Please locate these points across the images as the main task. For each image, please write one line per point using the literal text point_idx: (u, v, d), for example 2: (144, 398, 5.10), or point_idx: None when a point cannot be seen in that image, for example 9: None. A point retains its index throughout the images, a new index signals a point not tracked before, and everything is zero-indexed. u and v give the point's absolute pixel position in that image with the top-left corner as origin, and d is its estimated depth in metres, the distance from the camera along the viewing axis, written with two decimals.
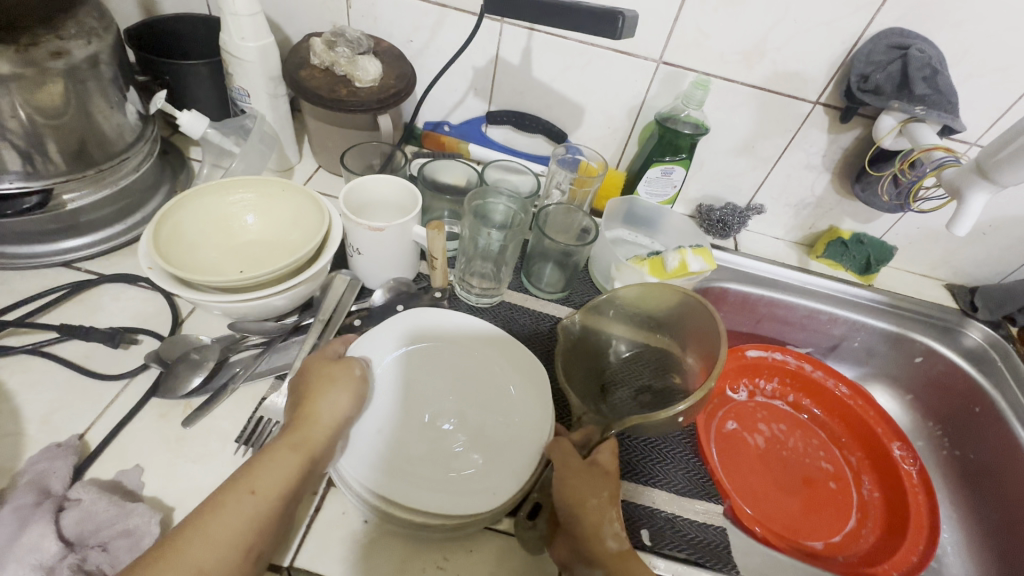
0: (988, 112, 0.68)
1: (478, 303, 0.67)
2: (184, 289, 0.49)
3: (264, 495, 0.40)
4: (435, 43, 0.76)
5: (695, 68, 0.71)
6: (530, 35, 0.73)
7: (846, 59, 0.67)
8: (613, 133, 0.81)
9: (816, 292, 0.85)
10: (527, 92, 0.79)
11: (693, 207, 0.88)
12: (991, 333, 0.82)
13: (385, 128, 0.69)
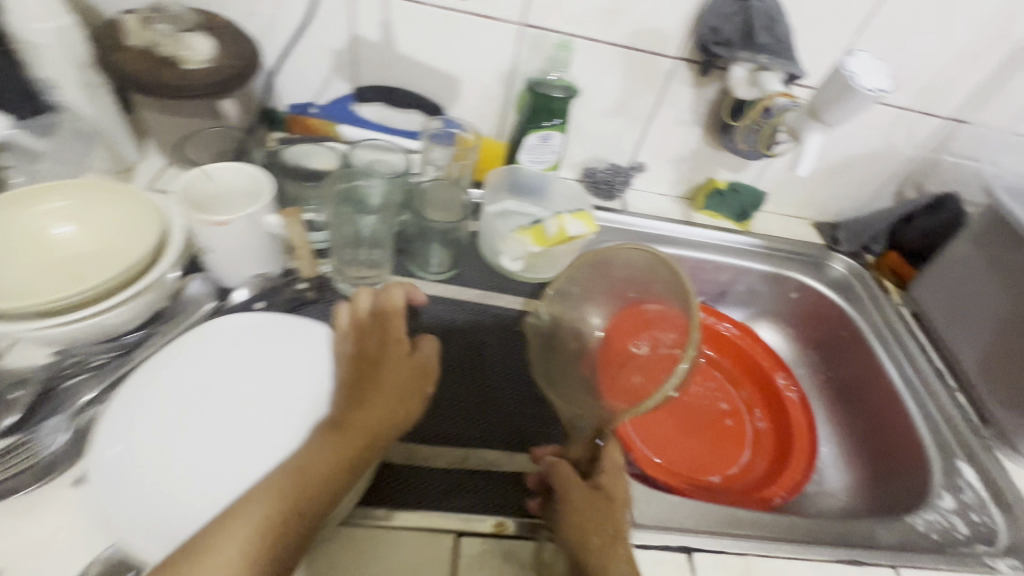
0: (827, 57, 0.72)
1: (358, 293, 0.63)
2: None
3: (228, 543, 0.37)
4: (281, 16, 0.69)
5: (558, 29, 0.70)
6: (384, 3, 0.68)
7: (698, 13, 0.68)
8: (489, 102, 0.79)
9: (701, 243, 0.89)
10: (393, 66, 0.74)
11: (580, 171, 0.87)
12: (851, 263, 0.90)
13: (231, 114, 0.62)
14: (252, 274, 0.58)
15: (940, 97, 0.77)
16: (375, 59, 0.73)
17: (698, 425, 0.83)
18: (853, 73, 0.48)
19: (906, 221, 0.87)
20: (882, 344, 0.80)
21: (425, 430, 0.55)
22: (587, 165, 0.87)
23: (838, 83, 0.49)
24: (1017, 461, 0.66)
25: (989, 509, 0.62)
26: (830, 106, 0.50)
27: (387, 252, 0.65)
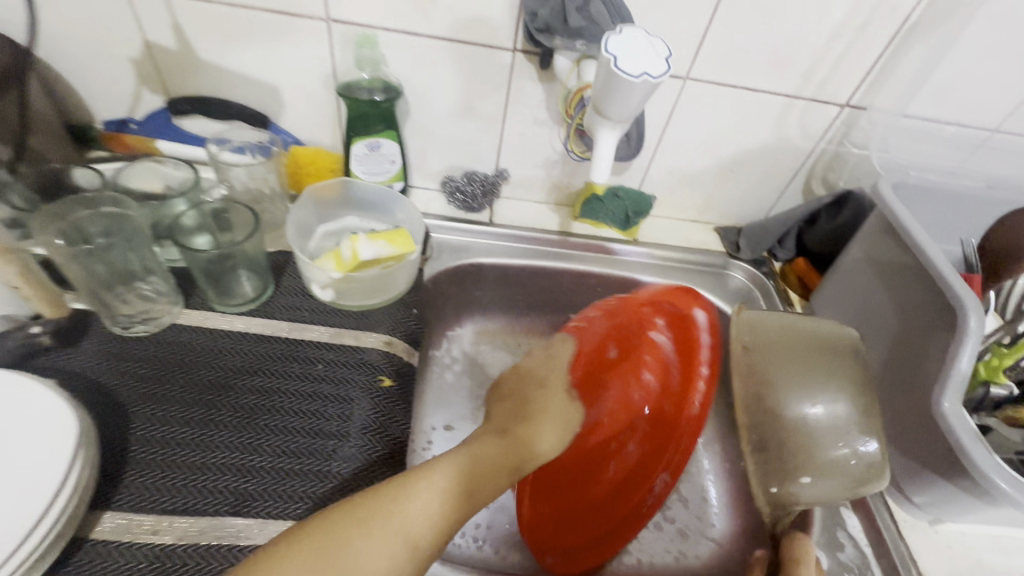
0: (686, 42, 0.63)
1: (128, 332, 0.55)
2: None
3: (432, 521, 0.35)
4: (58, 23, 0.62)
5: (369, 24, 0.62)
6: (169, 4, 0.60)
7: None
8: (320, 110, 0.70)
9: (581, 256, 0.79)
10: (201, 73, 0.67)
11: (440, 180, 0.79)
12: (751, 271, 0.80)
13: None
14: None
15: (830, 81, 0.67)
16: (179, 66, 0.66)
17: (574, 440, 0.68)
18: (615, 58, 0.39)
19: (810, 223, 0.77)
20: None
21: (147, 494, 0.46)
22: (448, 174, 0.78)
23: (603, 70, 0.40)
24: (908, 511, 0.56)
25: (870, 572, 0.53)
26: (607, 99, 0.41)
27: (168, 282, 0.59)
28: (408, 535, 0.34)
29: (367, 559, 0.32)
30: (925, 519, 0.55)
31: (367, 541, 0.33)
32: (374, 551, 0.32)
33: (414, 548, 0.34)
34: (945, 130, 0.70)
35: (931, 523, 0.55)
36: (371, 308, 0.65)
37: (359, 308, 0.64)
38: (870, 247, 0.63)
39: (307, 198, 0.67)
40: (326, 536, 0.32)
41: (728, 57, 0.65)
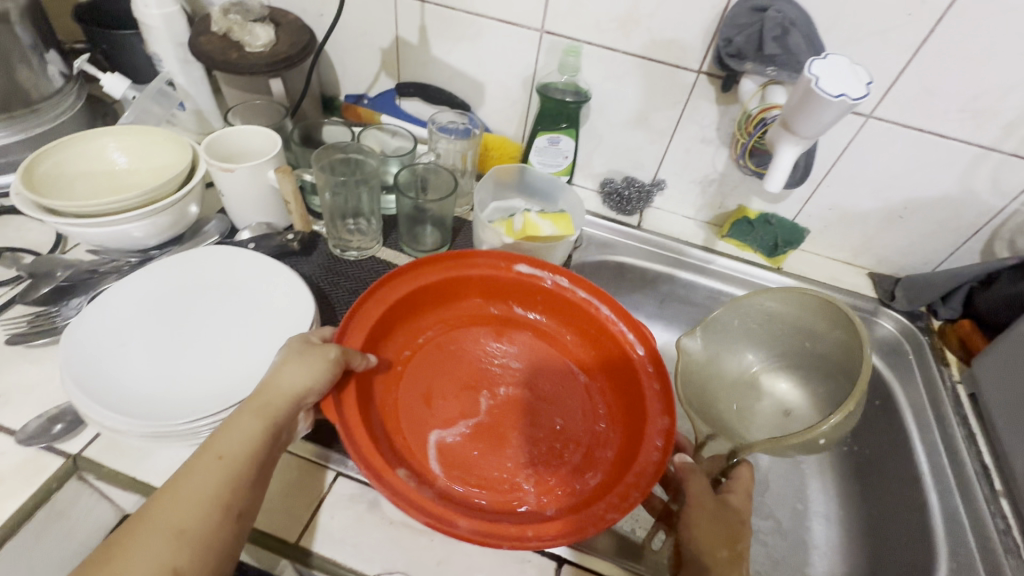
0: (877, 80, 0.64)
1: (344, 255, 0.70)
2: (37, 212, 0.56)
3: (240, 453, 0.43)
4: (340, 17, 0.80)
5: (576, 37, 0.72)
6: (423, 8, 0.76)
7: (719, 24, 0.65)
8: (513, 105, 0.82)
9: (719, 273, 0.82)
10: (429, 65, 0.82)
11: (600, 182, 0.87)
12: (902, 322, 0.77)
13: (278, 91, 0.75)
14: (256, 219, 0.68)
15: None
16: (415, 57, 0.82)
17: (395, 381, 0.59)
18: (816, 78, 0.43)
19: (985, 284, 0.72)
20: (918, 424, 0.67)
21: None
22: (608, 177, 0.86)
23: (802, 89, 0.44)
24: None
25: None
26: (798, 115, 0.46)
27: (378, 224, 0.72)
28: (226, 466, 0.42)
29: (189, 485, 0.41)
30: None
31: (195, 473, 0.42)
32: (194, 479, 0.41)
33: (235, 470, 0.43)
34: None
35: None
36: None
37: None
38: None
39: (490, 176, 0.79)
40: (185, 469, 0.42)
41: (921, 99, 0.65)
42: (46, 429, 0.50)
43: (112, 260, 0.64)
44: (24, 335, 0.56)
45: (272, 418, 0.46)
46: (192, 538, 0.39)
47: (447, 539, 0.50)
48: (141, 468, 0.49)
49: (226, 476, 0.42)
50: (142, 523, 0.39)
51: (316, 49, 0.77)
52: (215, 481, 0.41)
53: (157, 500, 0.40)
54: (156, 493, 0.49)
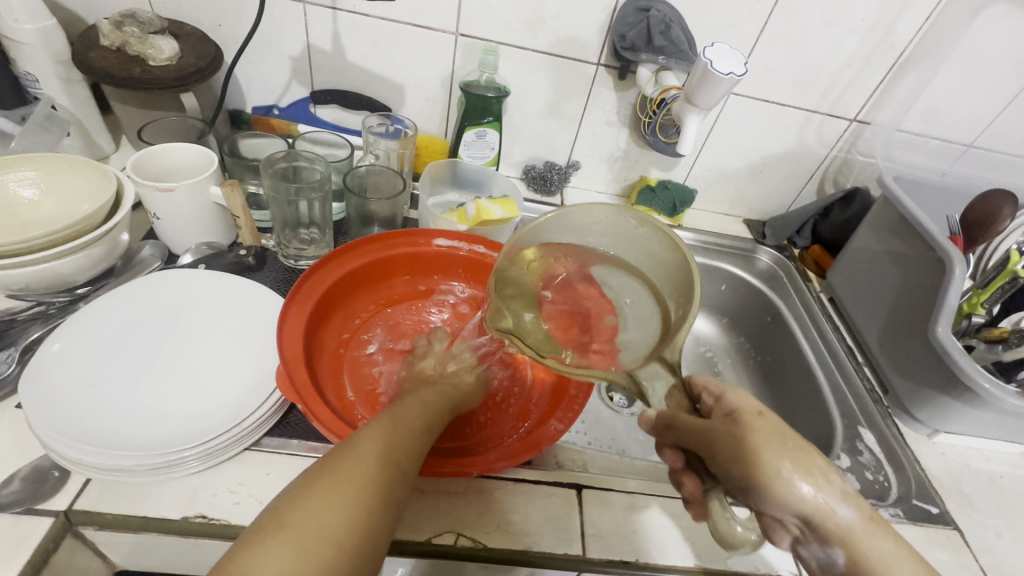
0: (981, 119, 0.86)
1: (383, 221, 0.76)
2: (309, 157, 0.70)
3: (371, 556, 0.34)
4: (761, 114, 0.88)
5: (760, 96, 0.85)
6: (765, 25, 0.77)
7: (761, 156, 0.93)
8: (618, 143, 0.92)
9: (723, 251, 0.97)
10: (722, 118, 0.88)
11: (741, 165, 0.95)
12: (698, 178, 0.97)
13: (631, 143, 0.91)
14: (485, 180, 0.86)
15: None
16: (331, 64, 0.83)
17: (344, 342, 0.63)
18: (700, 143, 0.91)
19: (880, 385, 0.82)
20: None
21: None
22: (723, 172, 0.96)
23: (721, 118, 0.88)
24: (913, 428, 0.70)
25: (884, 470, 0.66)
26: (730, 127, 0.89)
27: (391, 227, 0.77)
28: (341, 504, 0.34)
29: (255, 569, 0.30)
30: (925, 433, 0.69)
31: (325, 511, 0.33)
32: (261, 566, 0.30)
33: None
34: (984, 80, 0.82)
35: (929, 435, 0.69)
36: None
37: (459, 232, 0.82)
38: (881, 232, 0.77)
39: (390, 171, 0.78)
40: (320, 481, 0.35)
41: (1009, 130, 0.87)
42: (368, 126, 0.79)
43: (374, 129, 0.80)
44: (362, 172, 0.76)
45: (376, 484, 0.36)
46: (356, 534, 0.34)
47: (481, 494, 0.52)
48: (182, 241, 0.63)
49: (306, 552, 0.31)
50: (258, 546, 0.31)
51: (633, 133, 0.90)
52: (362, 482, 0.36)
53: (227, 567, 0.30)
54: (178, 526, 0.45)
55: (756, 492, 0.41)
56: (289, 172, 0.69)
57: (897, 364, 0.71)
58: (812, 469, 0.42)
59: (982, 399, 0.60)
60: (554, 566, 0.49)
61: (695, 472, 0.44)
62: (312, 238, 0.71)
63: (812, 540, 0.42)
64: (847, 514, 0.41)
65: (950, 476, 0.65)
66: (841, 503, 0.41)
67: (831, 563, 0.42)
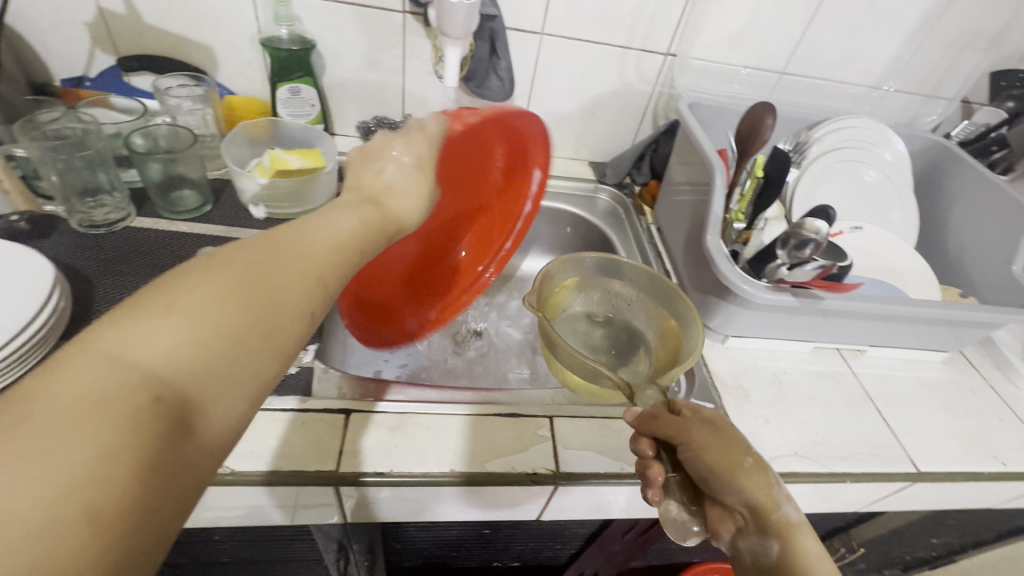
0: (786, 44, 0.90)
1: (189, 182, 0.77)
2: (88, 120, 0.69)
3: (255, 371, 0.32)
4: (578, 54, 0.89)
5: (571, 36, 0.87)
6: None
7: (589, 97, 0.95)
8: (447, 94, 0.93)
9: (567, 194, 1.00)
10: (541, 61, 0.89)
11: (575, 108, 0.97)
12: (537, 124, 0.99)
13: (458, 92, 0.92)
14: (304, 137, 0.86)
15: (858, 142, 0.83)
16: (129, 29, 0.81)
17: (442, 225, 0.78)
18: (527, 87, 0.93)
19: None
20: (880, 410, 0.69)
21: (88, 255, 0.66)
22: (558, 116, 0.98)
23: (540, 60, 0.89)
24: (709, 336, 0.74)
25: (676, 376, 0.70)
26: (551, 69, 0.91)
27: (200, 188, 0.77)
28: (240, 311, 0.32)
29: (130, 342, 0.28)
30: (719, 339, 0.73)
31: (217, 297, 0.32)
32: (144, 335, 0.28)
33: (151, 380, 0.28)
34: (775, 5, 0.85)
35: (722, 341, 0.73)
36: (292, 217, 0.80)
37: (285, 215, 0.80)
38: (682, 156, 0.81)
39: (189, 131, 0.77)
40: (212, 274, 0.33)
41: (814, 53, 0.91)
42: (166, 88, 0.78)
43: (174, 90, 0.78)
44: (162, 134, 0.76)
45: (290, 306, 0.35)
46: (196, 366, 0.29)
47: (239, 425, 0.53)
48: None
49: (189, 341, 0.29)
50: (132, 322, 0.29)
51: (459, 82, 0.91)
52: (240, 284, 0.33)
53: (98, 338, 0.28)
54: None
55: (723, 477, 0.46)
56: (64, 134, 0.68)
57: (692, 280, 0.75)
58: (766, 475, 0.47)
59: (743, 298, 0.64)
60: (307, 484, 0.51)
61: (662, 457, 0.49)
62: (105, 202, 0.70)
63: (753, 530, 0.46)
64: (787, 512, 0.47)
65: (733, 374, 0.70)
66: (785, 500, 0.47)
67: (763, 552, 0.47)
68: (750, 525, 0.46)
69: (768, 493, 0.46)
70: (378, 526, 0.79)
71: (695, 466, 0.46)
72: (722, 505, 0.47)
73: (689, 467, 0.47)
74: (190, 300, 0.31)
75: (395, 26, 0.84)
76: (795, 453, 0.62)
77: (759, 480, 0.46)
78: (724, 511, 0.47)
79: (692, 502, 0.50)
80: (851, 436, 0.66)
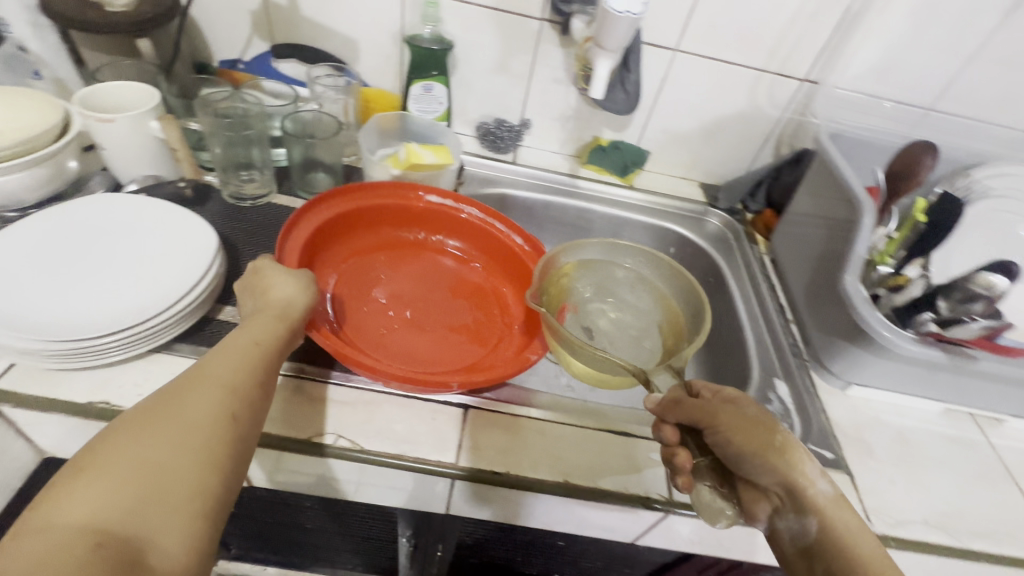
0: (938, 80, 0.84)
1: (325, 167, 0.81)
2: (251, 101, 0.75)
3: (201, 500, 0.38)
4: (708, 73, 0.87)
5: (704, 55, 0.85)
6: None
7: (712, 117, 0.93)
8: (568, 103, 0.93)
9: (674, 214, 0.98)
10: (669, 77, 0.88)
11: (695, 127, 0.95)
12: (652, 140, 0.98)
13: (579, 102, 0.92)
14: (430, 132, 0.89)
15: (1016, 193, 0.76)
16: (287, 20, 0.87)
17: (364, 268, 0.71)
18: (649, 102, 0.92)
19: None
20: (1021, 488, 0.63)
21: (239, 225, 0.71)
22: (675, 134, 0.96)
23: (668, 76, 0.88)
24: (827, 380, 0.70)
25: (790, 418, 0.66)
26: (677, 86, 0.89)
27: (334, 173, 0.82)
28: (142, 459, 0.37)
29: (65, 502, 0.34)
30: (838, 385, 0.69)
31: (141, 447, 0.37)
32: (79, 496, 0.34)
33: (94, 527, 0.33)
34: (936, 36, 0.79)
35: (842, 388, 0.69)
36: None
37: None
38: (814, 188, 0.77)
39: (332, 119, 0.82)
40: (138, 425, 0.39)
41: (968, 92, 0.85)
42: (316, 78, 0.83)
43: (323, 80, 0.83)
44: (307, 119, 0.81)
45: (189, 449, 0.39)
46: (121, 516, 0.34)
47: (368, 405, 0.55)
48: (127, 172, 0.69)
49: (119, 493, 0.35)
50: (67, 484, 0.35)
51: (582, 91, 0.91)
52: (186, 442, 0.39)
53: (46, 504, 0.34)
54: (82, 410, 0.50)
55: (752, 457, 0.47)
56: (230, 113, 0.74)
57: (816, 319, 0.72)
58: (798, 454, 0.48)
59: (882, 347, 0.60)
60: (428, 471, 0.53)
61: (690, 443, 0.51)
62: (254, 178, 0.76)
63: (789, 508, 0.47)
64: (824, 489, 0.47)
65: (854, 425, 0.65)
66: (819, 478, 0.48)
67: (805, 532, 0.47)
68: (791, 507, 0.47)
69: (805, 473, 0.47)
70: (455, 520, 0.80)
71: (722, 441, 0.48)
72: (758, 487, 0.48)
73: (723, 449, 0.48)
74: (86, 460, 0.36)
75: (530, 33, 0.85)
76: (924, 521, 0.58)
77: (789, 457, 0.47)
78: (763, 492, 0.48)
79: (722, 484, 0.51)
80: (986, 512, 0.60)
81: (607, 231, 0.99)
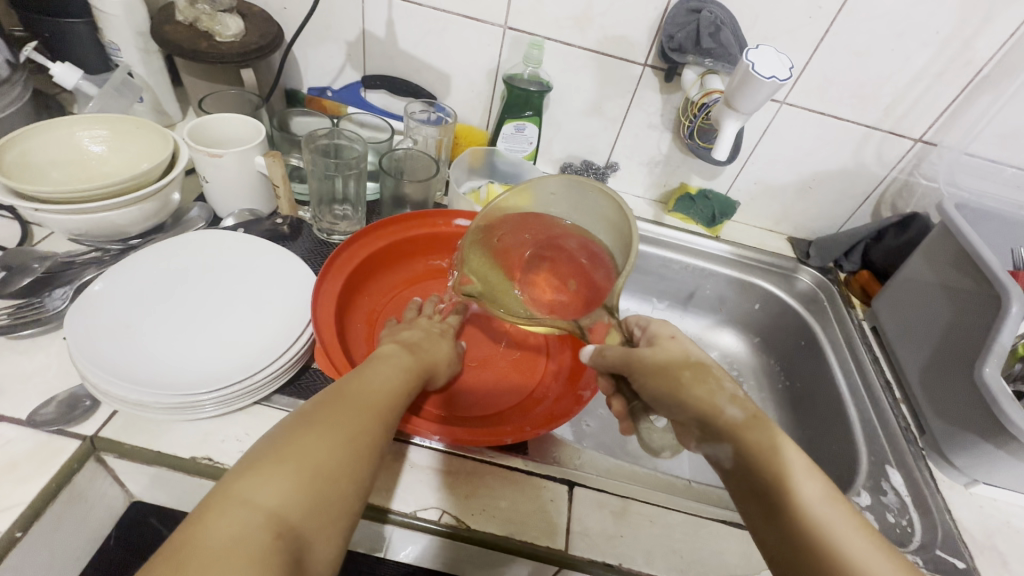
0: None
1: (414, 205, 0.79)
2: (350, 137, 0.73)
3: (348, 513, 0.37)
4: (814, 127, 0.83)
5: (812, 109, 0.81)
6: (825, 33, 0.73)
7: (811, 171, 0.88)
8: (659, 148, 0.90)
9: (763, 268, 0.92)
10: (772, 129, 0.84)
11: (790, 180, 0.90)
12: (743, 190, 0.94)
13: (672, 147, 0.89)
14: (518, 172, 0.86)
15: None
16: (383, 51, 0.86)
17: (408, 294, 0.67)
18: (746, 152, 0.88)
19: None
20: None
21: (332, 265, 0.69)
22: (769, 186, 0.92)
23: (770, 128, 0.84)
24: (948, 474, 0.64)
25: (911, 515, 0.61)
26: (779, 139, 0.85)
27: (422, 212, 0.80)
28: (313, 457, 0.37)
29: (249, 491, 0.34)
30: (961, 481, 0.64)
31: (312, 441, 0.37)
32: (262, 483, 0.34)
33: (274, 522, 0.33)
34: None
35: (965, 484, 0.64)
36: None
37: None
38: (934, 259, 0.72)
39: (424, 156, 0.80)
40: (309, 424, 0.39)
41: None
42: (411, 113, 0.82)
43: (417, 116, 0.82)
44: (400, 155, 0.79)
45: (354, 451, 0.39)
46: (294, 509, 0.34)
47: (471, 477, 0.52)
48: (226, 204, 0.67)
49: (296, 487, 0.35)
50: (257, 469, 0.35)
51: (676, 137, 0.88)
52: (349, 443, 0.39)
53: (230, 490, 0.34)
54: (185, 465, 0.48)
55: (663, 400, 0.44)
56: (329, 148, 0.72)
57: (937, 404, 0.67)
58: (709, 380, 0.44)
59: None
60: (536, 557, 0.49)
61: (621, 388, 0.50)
62: (346, 214, 0.74)
63: (706, 440, 0.43)
64: (737, 413, 0.42)
65: (985, 530, 0.60)
66: (731, 402, 0.43)
67: (725, 463, 0.42)
68: (722, 449, 0.42)
69: (720, 406, 0.42)
70: None
71: (637, 381, 0.46)
72: (683, 427, 0.44)
73: (653, 400, 0.46)
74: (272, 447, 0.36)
75: (631, 78, 0.82)
76: None
77: (696, 375, 0.44)
78: (679, 425, 0.45)
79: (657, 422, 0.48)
80: None
81: (690, 281, 0.94)
